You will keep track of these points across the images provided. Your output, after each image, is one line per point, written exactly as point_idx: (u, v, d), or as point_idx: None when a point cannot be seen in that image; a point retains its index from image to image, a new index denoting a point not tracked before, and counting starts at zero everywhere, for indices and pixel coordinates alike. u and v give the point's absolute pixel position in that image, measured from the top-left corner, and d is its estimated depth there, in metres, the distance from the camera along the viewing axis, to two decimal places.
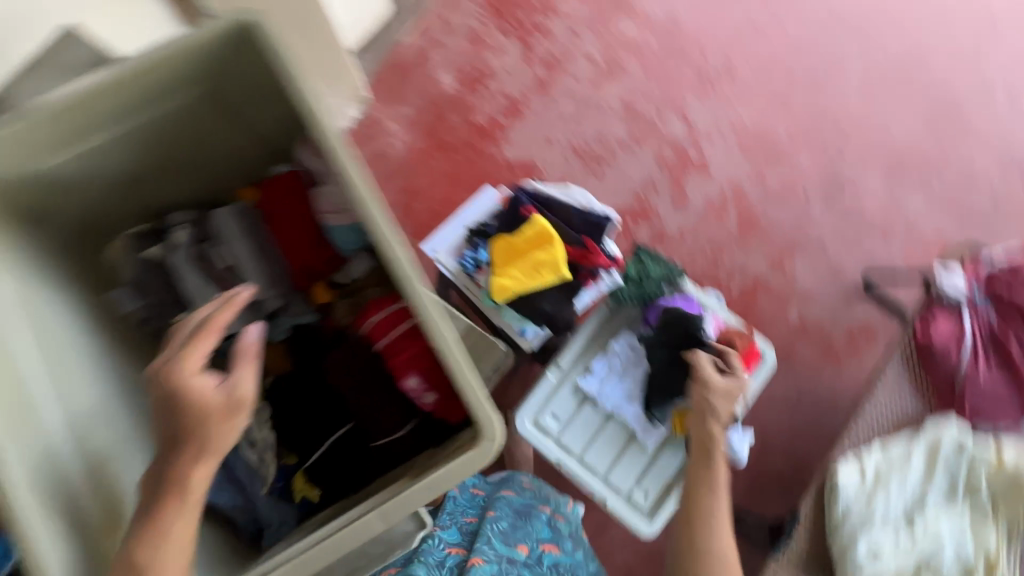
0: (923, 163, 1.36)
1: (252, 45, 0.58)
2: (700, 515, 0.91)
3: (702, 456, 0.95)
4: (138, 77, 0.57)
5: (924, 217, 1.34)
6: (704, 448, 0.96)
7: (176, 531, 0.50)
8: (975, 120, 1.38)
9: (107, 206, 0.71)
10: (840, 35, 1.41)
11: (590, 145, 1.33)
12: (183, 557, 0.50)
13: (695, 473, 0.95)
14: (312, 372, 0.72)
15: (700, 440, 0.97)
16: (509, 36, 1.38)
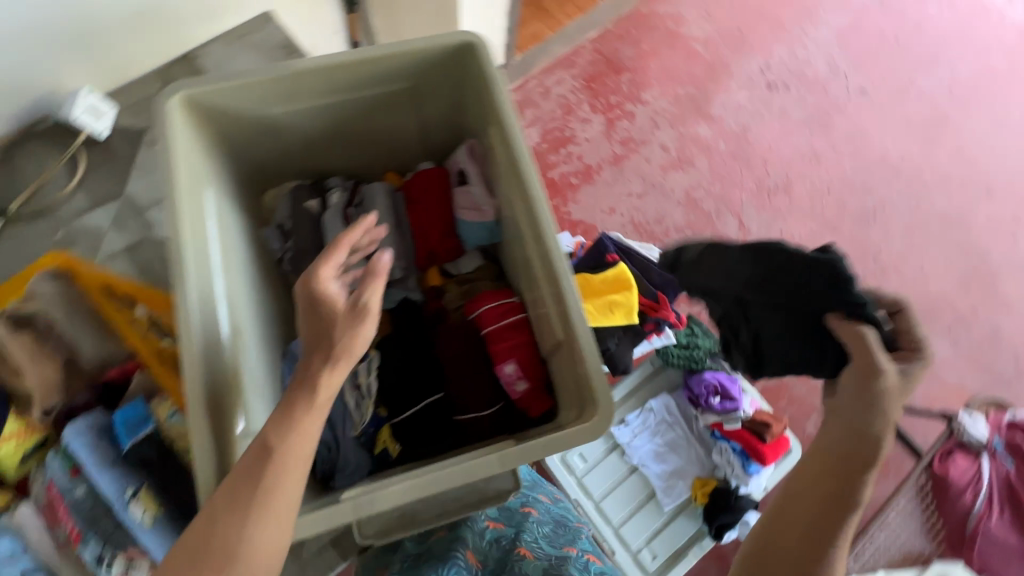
0: (953, 316, 1.43)
1: (467, 61, 0.71)
2: (818, 553, 0.56)
3: (835, 475, 0.58)
4: (373, 63, 0.70)
5: (948, 364, 1.39)
6: (844, 464, 0.58)
7: (302, 427, 0.52)
8: (1006, 291, 1.47)
9: (284, 161, 0.82)
10: (892, 181, 1.55)
11: (648, 222, 1.46)
12: (303, 457, 0.52)
13: (808, 488, 0.59)
14: (413, 341, 0.79)
15: (837, 443, 0.60)
16: (597, 112, 1.55)
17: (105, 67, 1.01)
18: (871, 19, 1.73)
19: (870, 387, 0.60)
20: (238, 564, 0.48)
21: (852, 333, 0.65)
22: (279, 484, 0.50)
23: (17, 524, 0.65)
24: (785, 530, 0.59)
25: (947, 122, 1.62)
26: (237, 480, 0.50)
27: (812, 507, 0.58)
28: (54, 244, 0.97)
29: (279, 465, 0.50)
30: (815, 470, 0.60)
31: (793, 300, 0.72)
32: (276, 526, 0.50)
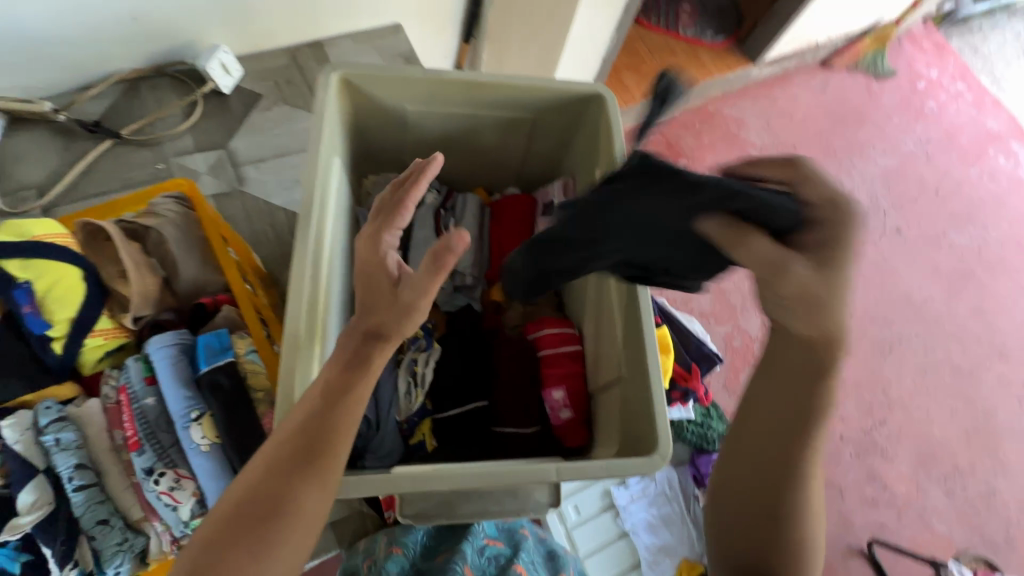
0: (953, 466, 1.42)
1: (592, 108, 0.78)
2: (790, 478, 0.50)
3: (800, 406, 0.49)
4: (512, 86, 0.76)
5: (941, 513, 1.38)
6: (808, 383, 0.49)
7: (358, 394, 0.51)
8: (1011, 454, 1.45)
9: (392, 152, 0.86)
10: (913, 321, 1.56)
11: (675, 300, 1.50)
12: (354, 423, 0.51)
13: (766, 423, 0.51)
14: (469, 347, 0.81)
15: (803, 353, 0.48)
16: None
17: (246, 33, 1.10)
18: (914, 167, 1.77)
19: (787, 290, 0.44)
20: (282, 523, 0.45)
21: (740, 254, 0.43)
22: (331, 447, 0.49)
23: (82, 416, 0.67)
24: (758, 480, 0.51)
25: (974, 279, 1.63)
26: (288, 440, 0.49)
27: (773, 447, 0.51)
28: (154, 173, 1.02)
29: (333, 427, 0.49)
30: (773, 402, 0.51)
31: (650, 210, 0.45)
32: (324, 490, 0.48)
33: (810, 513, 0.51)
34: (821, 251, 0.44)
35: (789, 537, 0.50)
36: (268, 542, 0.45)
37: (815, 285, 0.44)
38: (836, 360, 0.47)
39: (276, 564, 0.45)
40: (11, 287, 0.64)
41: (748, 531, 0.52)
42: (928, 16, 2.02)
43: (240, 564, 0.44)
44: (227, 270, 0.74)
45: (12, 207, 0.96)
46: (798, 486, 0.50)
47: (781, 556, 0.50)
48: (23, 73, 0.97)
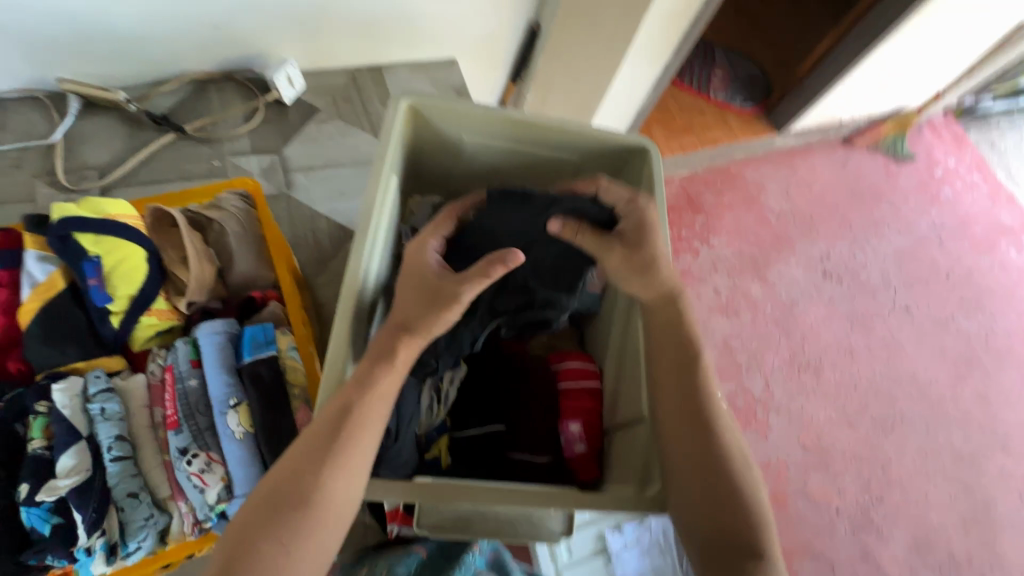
0: (948, 555, 1.40)
1: (638, 159, 0.83)
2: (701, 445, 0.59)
3: (684, 366, 0.62)
4: (565, 130, 0.81)
5: None
6: (684, 348, 0.64)
7: (381, 389, 0.53)
8: (1009, 550, 1.42)
9: (440, 176, 0.91)
10: (916, 401, 1.57)
11: None
12: (377, 418, 0.53)
13: (676, 389, 0.62)
14: (492, 371, 0.84)
15: (667, 321, 0.65)
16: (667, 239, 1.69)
17: (313, 52, 1.18)
18: (926, 250, 1.81)
19: (618, 263, 0.66)
20: (311, 513, 0.48)
21: (583, 238, 0.66)
22: (355, 441, 0.51)
23: (127, 389, 0.70)
24: (694, 445, 0.59)
25: (980, 366, 1.65)
26: (315, 435, 0.51)
27: (687, 411, 0.61)
28: (210, 169, 1.08)
29: (356, 422, 0.51)
30: (671, 372, 0.63)
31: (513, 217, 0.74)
32: (349, 482, 0.50)
33: (740, 464, 0.59)
34: (639, 226, 0.67)
35: (733, 493, 0.57)
36: (298, 531, 0.47)
37: (641, 253, 0.65)
38: (686, 322, 0.65)
39: (306, 551, 0.48)
40: (82, 260, 0.69)
41: (706, 503, 0.57)
42: (950, 108, 2.11)
43: (273, 551, 0.46)
44: (280, 272, 0.80)
45: (74, 184, 1.02)
46: (718, 440, 0.60)
47: (736, 514, 0.56)
48: (107, 65, 1.04)
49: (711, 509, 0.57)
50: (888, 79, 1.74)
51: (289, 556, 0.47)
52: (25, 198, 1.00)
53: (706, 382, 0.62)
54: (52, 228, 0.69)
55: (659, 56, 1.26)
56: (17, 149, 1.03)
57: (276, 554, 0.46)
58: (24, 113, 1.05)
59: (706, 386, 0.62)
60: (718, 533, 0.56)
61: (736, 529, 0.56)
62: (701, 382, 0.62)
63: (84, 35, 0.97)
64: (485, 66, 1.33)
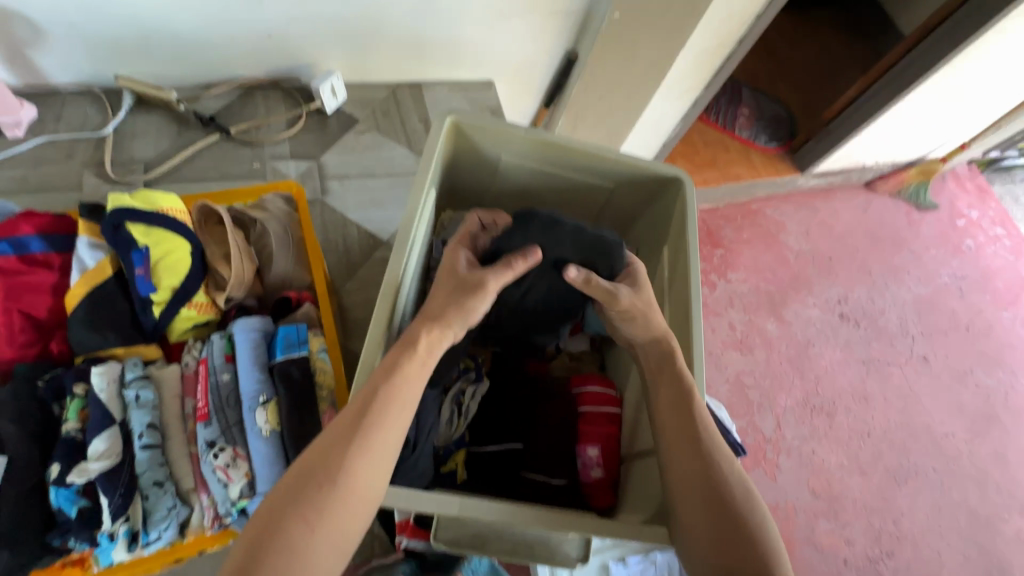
0: None
1: (672, 190, 0.84)
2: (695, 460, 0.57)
3: (680, 398, 0.61)
4: (602, 157, 0.82)
5: None
6: (678, 380, 0.63)
7: (405, 372, 0.55)
8: None
9: (473, 193, 0.92)
10: (931, 454, 1.53)
11: None
12: (404, 402, 0.54)
13: (675, 420, 0.60)
14: (513, 390, 0.84)
15: (659, 360, 0.65)
16: None
17: (357, 66, 1.22)
18: (946, 300, 1.80)
19: (622, 306, 0.66)
20: (337, 493, 0.48)
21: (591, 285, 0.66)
22: (383, 423, 0.52)
23: (160, 378, 0.71)
24: (694, 475, 0.56)
25: (998, 423, 1.61)
26: (343, 420, 0.52)
27: (686, 439, 0.59)
28: (249, 170, 1.11)
29: (384, 403, 0.52)
30: (668, 402, 0.61)
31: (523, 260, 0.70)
32: (376, 465, 0.50)
33: (745, 499, 0.55)
34: (635, 279, 0.70)
35: (740, 527, 0.53)
36: (324, 511, 0.47)
37: (638, 298, 0.67)
38: (676, 359, 0.65)
39: (332, 532, 0.47)
40: (131, 250, 0.71)
41: (710, 539, 0.53)
42: (974, 160, 2.11)
43: (298, 531, 0.46)
44: (315, 275, 0.84)
45: (120, 176, 1.05)
46: (711, 455, 0.57)
47: (746, 548, 0.52)
48: (163, 65, 1.09)
49: (719, 543, 0.52)
50: (914, 128, 1.75)
51: (314, 535, 0.46)
52: (71, 186, 1.03)
53: (702, 414, 0.60)
54: (107, 217, 0.71)
55: (689, 90, 1.29)
56: (68, 139, 1.07)
57: (302, 533, 0.46)
58: (79, 105, 1.10)
59: (702, 416, 0.60)
60: (726, 570, 0.51)
61: (749, 568, 0.51)
62: (698, 412, 0.60)
63: (146, 36, 1.02)
64: (519, 90, 1.36)
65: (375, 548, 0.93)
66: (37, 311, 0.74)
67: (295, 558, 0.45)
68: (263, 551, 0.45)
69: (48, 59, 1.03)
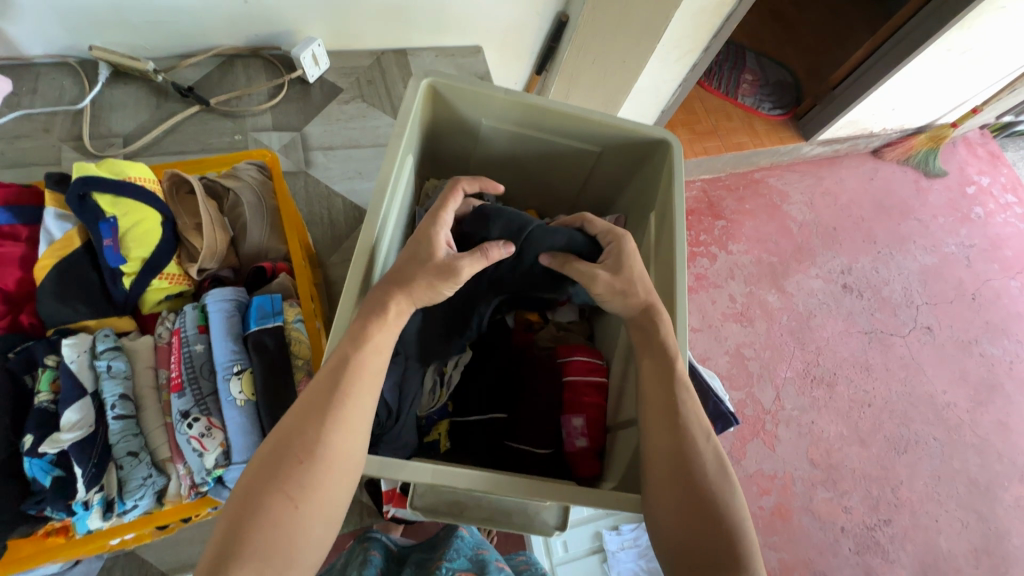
0: None
1: (660, 151, 0.80)
2: (683, 430, 0.56)
3: (666, 370, 0.60)
4: (586, 120, 0.79)
5: None
6: (662, 348, 0.61)
7: (377, 341, 0.54)
8: None
9: (457, 160, 0.91)
10: (932, 424, 1.52)
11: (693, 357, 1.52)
12: (376, 373, 0.53)
13: (657, 392, 0.59)
14: (497, 362, 0.83)
15: (643, 332, 0.63)
16: None
17: (340, 32, 1.18)
18: (953, 269, 1.76)
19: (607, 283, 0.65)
20: (317, 465, 0.47)
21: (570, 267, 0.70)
22: (357, 394, 0.51)
23: (134, 349, 0.71)
24: (675, 442, 0.56)
25: (1001, 392, 1.59)
26: (316, 390, 0.51)
27: (664, 412, 0.58)
28: (231, 142, 1.09)
29: (357, 372, 0.51)
30: (648, 377, 0.60)
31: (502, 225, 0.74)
32: (353, 436, 0.49)
33: (719, 472, 0.55)
34: (618, 254, 0.69)
35: (713, 500, 0.53)
36: (306, 486, 0.46)
37: (616, 281, 0.66)
38: (664, 328, 0.62)
39: (315, 505, 0.46)
40: (99, 220, 0.71)
41: (682, 514, 0.52)
42: (986, 125, 2.04)
43: (281, 508, 0.45)
44: (292, 246, 0.82)
45: (100, 150, 1.03)
46: (691, 423, 0.57)
47: (715, 520, 0.52)
48: (139, 34, 1.05)
49: (699, 512, 0.52)
50: (924, 90, 1.68)
51: (298, 510, 0.45)
52: (50, 161, 1.01)
53: (683, 387, 0.59)
54: (72, 186, 0.70)
55: (687, 54, 1.24)
56: (46, 113, 1.05)
57: (285, 510, 0.45)
58: (55, 78, 1.07)
59: (683, 389, 0.59)
60: (700, 544, 0.51)
61: (723, 534, 0.51)
62: (682, 387, 0.59)
63: (118, 3, 0.98)
64: (510, 55, 1.32)
65: (363, 514, 0.95)
66: (5, 283, 0.73)
67: (280, 535, 0.44)
68: (243, 530, 0.43)
69: (20, 30, 1.00)
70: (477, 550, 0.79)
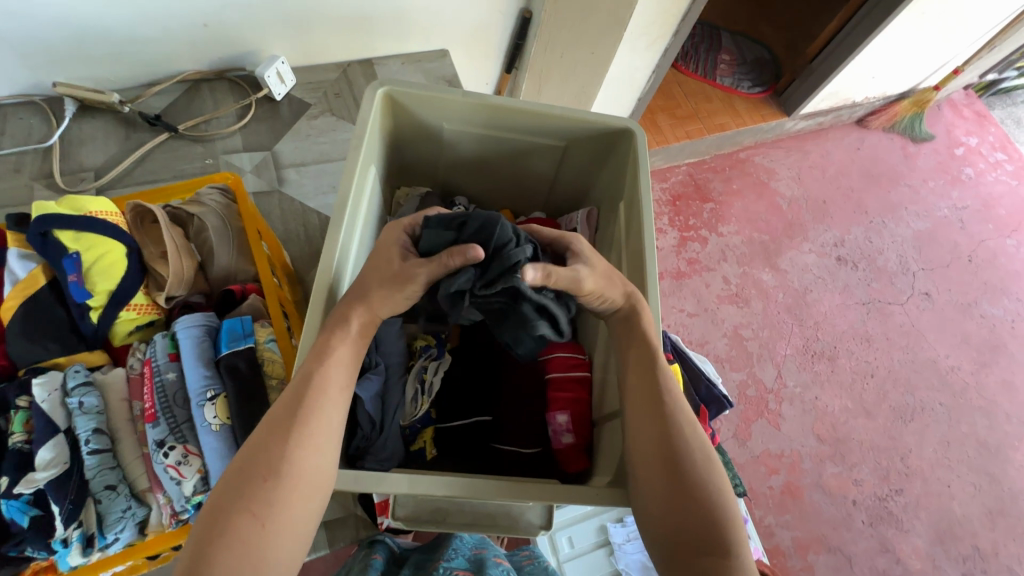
0: (971, 545, 1.34)
1: (626, 140, 0.80)
2: (665, 419, 0.56)
3: (648, 365, 0.59)
4: (549, 115, 0.79)
5: None
6: (642, 341, 0.61)
7: (338, 354, 0.54)
8: None
9: (425, 167, 0.91)
10: (937, 390, 1.51)
11: (690, 341, 1.52)
12: (341, 387, 0.53)
13: (639, 387, 0.59)
14: (478, 368, 0.83)
15: (626, 325, 0.63)
16: (673, 228, 1.67)
17: (304, 48, 1.18)
18: (947, 233, 1.74)
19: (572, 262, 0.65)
20: (283, 483, 0.47)
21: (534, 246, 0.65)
22: (320, 408, 0.51)
23: (105, 382, 0.72)
24: (658, 431, 0.55)
25: (1005, 352, 1.58)
26: (283, 408, 0.51)
27: (646, 405, 0.57)
28: (202, 167, 1.10)
29: (319, 386, 0.52)
30: (638, 367, 0.60)
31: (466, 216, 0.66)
32: (320, 452, 0.50)
33: (706, 464, 0.54)
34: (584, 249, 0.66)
35: (699, 492, 0.52)
36: (271, 504, 0.46)
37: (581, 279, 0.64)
38: (641, 320, 0.62)
39: (281, 523, 0.46)
40: (62, 256, 0.72)
41: (669, 503, 0.52)
42: (970, 85, 2.03)
43: (246, 526, 0.44)
44: (258, 263, 0.82)
45: (72, 185, 1.04)
46: (673, 412, 0.56)
47: (703, 516, 0.50)
48: (102, 67, 1.06)
49: (684, 499, 0.51)
50: (902, 55, 1.66)
51: (265, 529, 0.45)
52: (24, 200, 1.02)
53: (668, 378, 0.59)
54: (33, 225, 0.71)
55: (656, 40, 1.23)
56: (16, 153, 1.05)
57: (250, 528, 0.44)
58: (23, 117, 1.08)
59: (668, 382, 0.59)
60: (686, 542, 0.50)
61: (709, 518, 0.50)
62: (662, 377, 0.59)
63: (77, 39, 0.99)
64: (478, 57, 1.31)
65: (358, 528, 0.92)
66: None
67: (246, 555, 0.43)
68: (208, 553, 0.43)
69: None
70: (474, 550, 0.77)
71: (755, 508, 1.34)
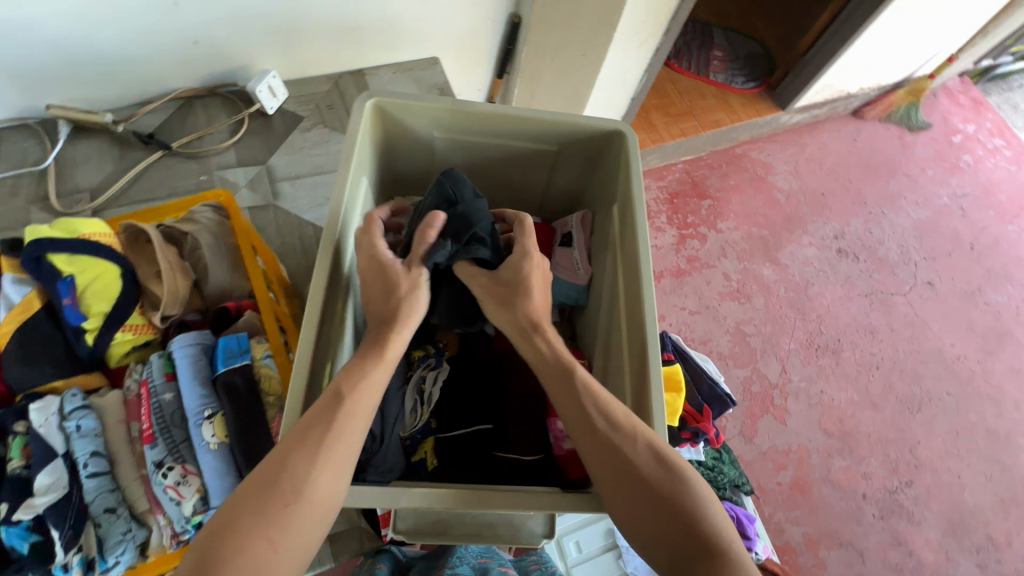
0: (985, 535, 1.33)
1: (617, 142, 0.80)
2: (602, 431, 0.54)
3: (570, 386, 0.58)
4: (538, 120, 0.78)
5: None
6: (558, 365, 0.60)
7: (372, 379, 0.55)
8: None
9: (418, 176, 0.90)
10: (943, 379, 1.50)
11: (693, 339, 1.51)
12: (368, 413, 0.53)
13: (568, 412, 0.57)
14: (477, 376, 0.83)
15: (539, 355, 0.62)
16: (671, 226, 1.67)
17: (295, 60, 1.18)
18: (948, 221, 1.74)
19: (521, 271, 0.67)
20: (303, 506, 0.46)
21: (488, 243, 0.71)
22: (345, 433, 0.51)
23: (102, 406, 0.72)
24: (600, 448, 0.53)
25: (1011, 339, 1.57)
26: (306, 427, 0.51)
27: (580, 427, 0.55)
28: (197, 183, 1.10)
29: (349, 411, 0.52)
30: (561, 393, 0.58)
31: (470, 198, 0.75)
32: (338, 479, 0.49)
33: (660, 464, 0.51)
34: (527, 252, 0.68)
35: (663, 496, 0.49)
36: (288, 528, 0.44)
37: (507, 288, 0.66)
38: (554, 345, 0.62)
39: (293, 547, 0.44)
40: (56, 279, 0.72)
41: (638, 520, 0.49)
42: (966, 71, 2.02)
43: (261, 550, 0.43)
44: (254, 278, 0.83)
45: (68, 207, 1.04)
46: (608, 423, 0.54)
47: (676, 520, 0.48)
48: (94, 88, 1.06)
49: (649, 508, 0.49)
50: (895, 45, 1.66)
51: (278, 553, 0.43)
52: (20, 223, 1.02)
53: (598, 391, 0.57)
54: (27, 250, 0.71)
55: (647, 39, 1.23)
56: (12, 177, 1.06)
57: (263, 552, 0.43)
58: (17, 141, 1.08)
59: (593, 395, 0.56)
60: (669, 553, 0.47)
61: (681, 520, 0.48)
62: (588, 392, 0.57)
63: (68, 61, 0.99)
64: (470, 62, 1.31)
65: (363, 541, 0.92)
66: None
67: None
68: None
69: None
70: (479, 559, 0.77)
71: (764, 506, 1.33)
